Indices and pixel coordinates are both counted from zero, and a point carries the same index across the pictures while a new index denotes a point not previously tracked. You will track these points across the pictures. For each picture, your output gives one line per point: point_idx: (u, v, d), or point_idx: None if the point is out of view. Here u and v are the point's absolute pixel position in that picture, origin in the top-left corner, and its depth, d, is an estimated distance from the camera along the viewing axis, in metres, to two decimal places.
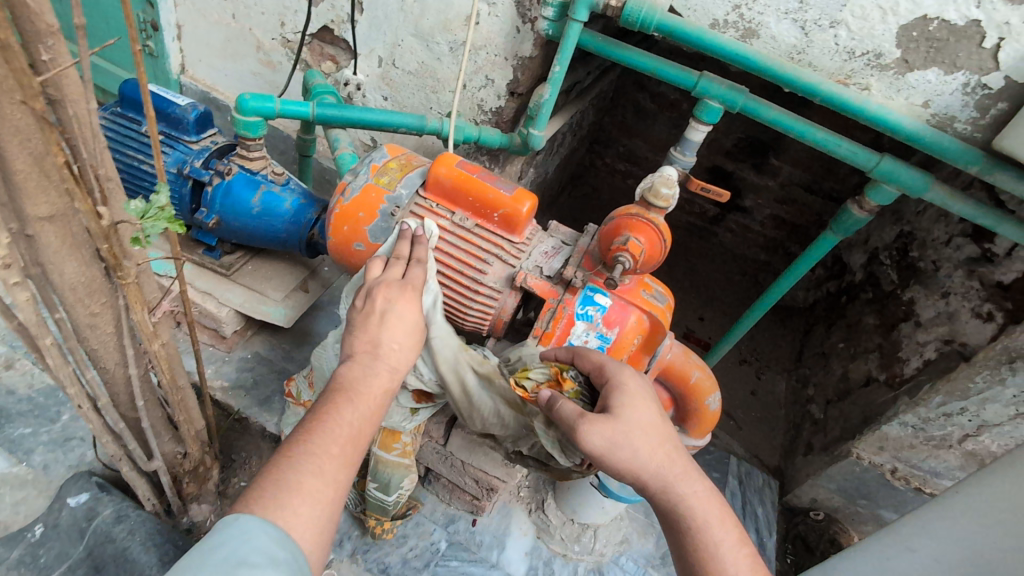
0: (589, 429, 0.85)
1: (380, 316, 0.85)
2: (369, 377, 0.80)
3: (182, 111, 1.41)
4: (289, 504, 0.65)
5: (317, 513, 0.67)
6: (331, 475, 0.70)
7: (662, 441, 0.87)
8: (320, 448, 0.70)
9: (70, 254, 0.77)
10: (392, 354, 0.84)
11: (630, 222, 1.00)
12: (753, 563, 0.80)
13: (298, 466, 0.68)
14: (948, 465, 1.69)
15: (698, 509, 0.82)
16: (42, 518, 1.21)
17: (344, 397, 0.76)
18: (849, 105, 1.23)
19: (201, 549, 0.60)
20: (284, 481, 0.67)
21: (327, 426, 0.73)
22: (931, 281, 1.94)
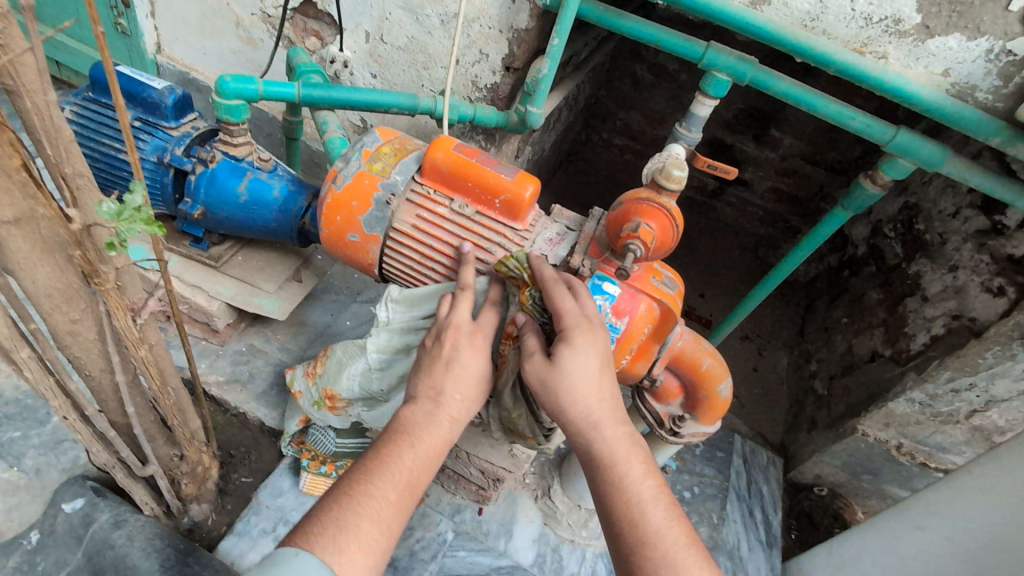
0: (529, 368, 0.90)
1: (445, 363, 0.92)
2: (430, 424, 0.86)
3: (159, 95, 1.33)
4: (345, 549, 0.69)
5: (370, 558, 0.71)
6: (387, 522, 0.74)
7: (596, 392, 0.88)
8: (380, 492, 0.76)
9: (41, 259, 0.72)
10: (454, 402, 0.90)
11: (640, 207, 0.94)
12: (662, 494, 0.84)
13: (359, 507, 0.73)
14: (954, 440, 1.67)
15: (606, 449, 0.85)
16: (37, 525, 1.18)
17: (407, 442, 0.83)
18: (865, 75, 1.17)
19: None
20: (342, 522, 0.71)
21: (389, 471, 0.78)
22: (937, 254, 1.90)
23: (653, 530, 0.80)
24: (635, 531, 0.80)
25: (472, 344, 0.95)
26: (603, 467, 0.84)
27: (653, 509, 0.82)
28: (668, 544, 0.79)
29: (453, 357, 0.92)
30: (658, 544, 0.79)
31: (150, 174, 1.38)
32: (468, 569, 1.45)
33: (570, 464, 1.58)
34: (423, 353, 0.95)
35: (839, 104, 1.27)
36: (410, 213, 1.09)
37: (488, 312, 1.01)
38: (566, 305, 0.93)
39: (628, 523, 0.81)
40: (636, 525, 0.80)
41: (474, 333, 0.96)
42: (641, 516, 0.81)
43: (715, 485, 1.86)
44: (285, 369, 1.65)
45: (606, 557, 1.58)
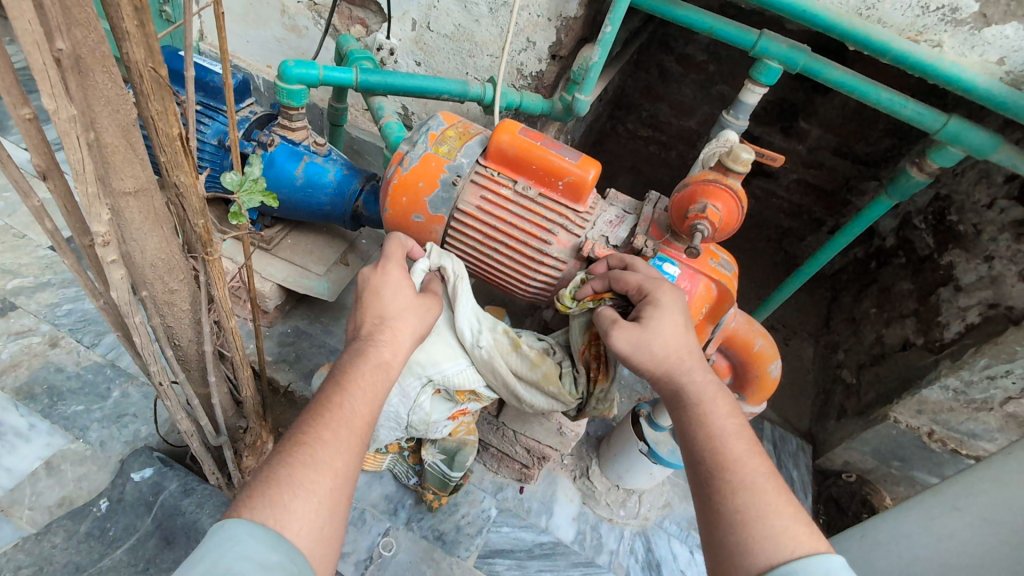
0: (618, 334, 0.93)
1: (366, 303, 0.92)
2: (361, 361, 0.85)
3: (222, 79, 1.35)
4: (283, 500, 0.67)
5: (313, 507, 0.68)
6: (325, 464, 0.71)
7: (682, 345, 0.93)
8: (309, 438, 0.73)
9: (153, 230, 0.76)
10: (380, 335, 0.89)
11: (707, 188, 0.97)
12: (742, 430, 0.86)
13: (289, 460, 0.70)
14: (987, 427, 1.70)
15: (696, 391, 0.89)
16: (108, 492, 1.23)
17: (331, 383, 0.81)
18: (920, 63, 1.18)
19: (193, 564, 0.60)
20: (277, 477, 0.68)
21: (318, 415, 0.76)
22: (972, 245, 1.92)
23: (732, 457, 0.81)
24: (717, 461, 0.81)
25: (380, 272, 0.96)
26: (693, 404, 0.88)
27: (736, 441, 0.84)
28: (753, 469, 0.80)
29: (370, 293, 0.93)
30: (737, 468, 0.80)
31: (211, 156, 1.40)
32: (512, 544, 1.49)
33: (611, 445, 1.62)
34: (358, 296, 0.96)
35: (890, 92, 1.29)
36: (475, 194, 1.12)
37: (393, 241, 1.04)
38: (636, 278, 0.98)
39: (713, 453, 0.82)
40: (721, 457, 0.82)
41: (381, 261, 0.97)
42: (716, 446, 0.83)
43: None
44: (331, 350, 1.68)
45: (644, 536, 1.61)
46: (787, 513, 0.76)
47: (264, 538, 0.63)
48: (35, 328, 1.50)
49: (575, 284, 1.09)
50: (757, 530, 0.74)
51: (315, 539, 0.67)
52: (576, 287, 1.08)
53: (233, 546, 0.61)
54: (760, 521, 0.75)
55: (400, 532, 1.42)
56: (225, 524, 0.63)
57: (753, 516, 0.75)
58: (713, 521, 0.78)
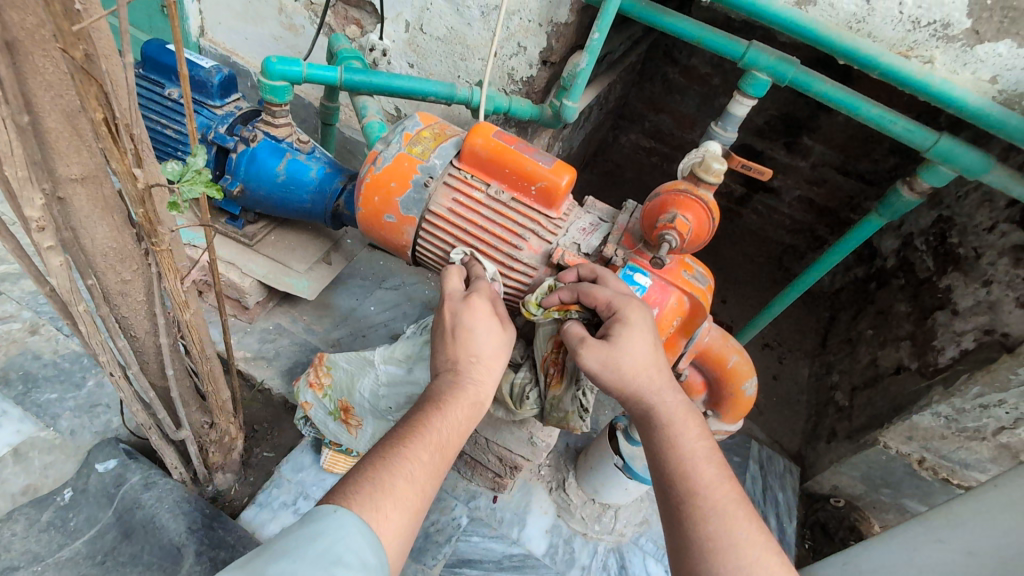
0: (586, 353, 0.92)
1: (453, 335, 0.93)
2: (457, 391, 0.86)
3: (205, 74, 1.36)
4: (382, 506, 0.66)
5: (406, 519, 0.68)
6: (421, 482, 0.71)
7: (649, 366, 0.90)
8: (412, 453, 0.73)
9: (101, 219, 0.75)
10: (473, 369, 0.90)
11: (678, 199, 0.95)
12: (711, 453, 0.84)
13: (393, 468, 0.70)
14: (979, 457, 1.64)
15: (666, 411, 0.88)
16: (71, 483, 1.22)
17: (433, 406, 0.82)
18: (909, 78, 1.16)
19: (292, 539, 0.59)
20: (377, 480, 0.68)
21: (419, 430, 0.77)
22: (971, 269, 1.87)
23: (703, 484, 0.80)
24: (687, 488, 0.80)
25: (471, 310, 0.94)
26: (661, 426, 0.87)
27: (706, 466, 0.82)
28: (724, 495, 0.79)
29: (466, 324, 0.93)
30: (708, 495, 0.79)
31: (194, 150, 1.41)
32: (480, 554, 1.46)
33: (587, 458, 1.58)
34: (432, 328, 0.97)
35: (880, 108, 1.27)
36: (447, 196, 1.11)
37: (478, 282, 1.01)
38: (604, 293, 0.96)
39: (683, 478, 0.81)
40: (691, 484, 0.80)
41: (471, 298, 0.95)
42: (687, 472, 0.81)
43: None
44: (311, 349, 1.67)
45: (618, 553, 1.57)
46: (758, 541, 0.76)
47: (368, 538, 0.62)
48: (16, 315, 1.50)
49: (543, 291, 1.05)
50: (729, 558, 0.74)
51: (397, 550, 0.66)
52: (544, 294, 1.05)
53: (341, 537, 0.60)
54: (732, 550, 0.74)
55: None
56: (331, 510, 0.62)
57: (722, 546, 0.75)
58: (681, 547, 0.77)
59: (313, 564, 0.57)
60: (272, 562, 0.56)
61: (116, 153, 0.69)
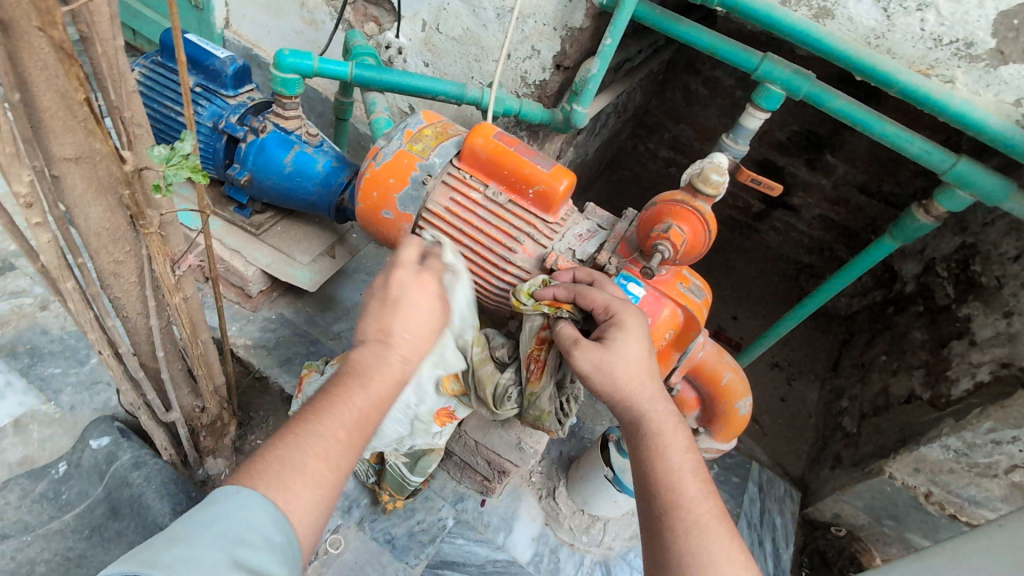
0: (582, 354, 0.90)
1: (389, 301, 0.81)
2: (381, 365, 0.78)
3: (220, 64, 1.41)
4: (292, 486, 0.65)
5: (317, 500, 0.67)
6: (335, 461, 0.69)
7: (646, 373, 0.89)
8: (326, 432, 0.70)
9: (96, 199, 0.76)
10: (405, 344, 0.80)
11: (674, 209, 0.95)
12: (697, 467, 0.82)
13: (305, 447, 0.68)
14: (989, 495, 1.57)
15: (656, 421, 0.85)
16: (66, 457, 1.25)
17: (356, 380, 0.75)
18: (928, 97, 1.12)
19: (196, 522, 0.60)
20: (287, 460, 0.66)
21: (335, 398, 0.73)
22: (992, 299, 1.80)
23: (685, 498, 0.77)
24: (669, 500, 0.77)
25: (421, 289, 0.83)
26: (648, 436, 0.84)
27: (692, 479, 0.79)
28: (705, 510, 0.77)
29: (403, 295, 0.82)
30: (691, 509, 0.76)
31: (205, 138, 1.44)
32: (464, 557, 1.45)
33: (578, 468, 1.56)
34: (368, 293, 0.84)
35: (897, 127, 1.23)
36: (444, 195, 1.12)
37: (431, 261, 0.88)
38: (603, 296, 0.95)
39: (667, 490, 0.78)
40: (674, 498, 0.77)
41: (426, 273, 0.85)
42: (671, 485, 0.78)
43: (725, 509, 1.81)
44: (310, 340, 1.68)
45: (604, 566, 1.55)
46: (738, 561, 0.73)
47: (272, 517, 0.63)
48: (28, 289, 1.54)
49: (536, 283, 1.05)
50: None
51: (311, 530, 0.67)
52: (538, 285, 1.05)
53: (240, 521, 0.61)
54: (711, 567, 0.72)
55: (351, 531, 1.40)
56: (235, 492, 0.63)
57: (704, 565, 0.72)
58: (662, 564, 0.74)
59: (214, 549, 0.58)
60: (166, 549, 0.57)
61: (100, 133, 0.71)
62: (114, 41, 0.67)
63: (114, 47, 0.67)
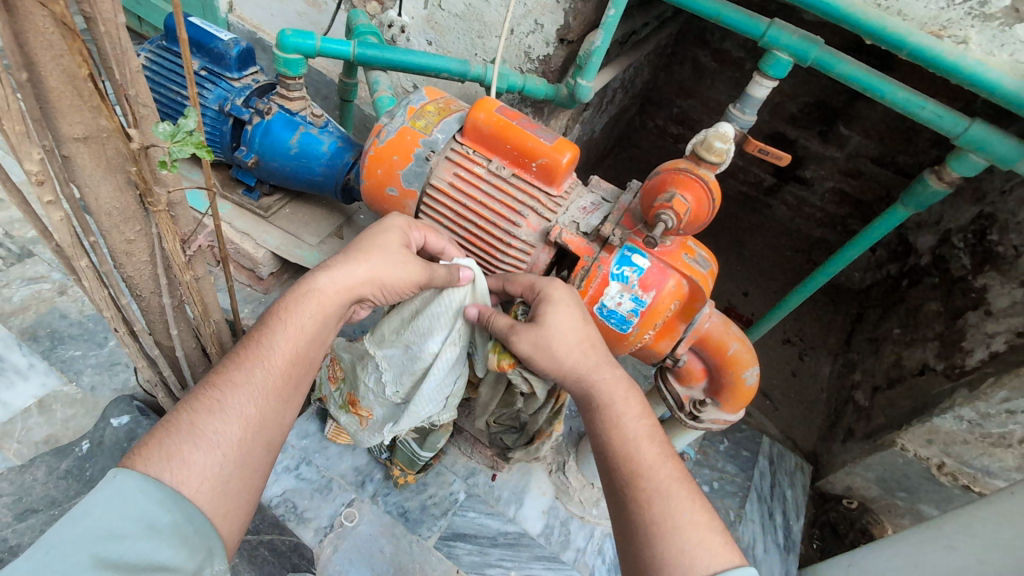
0: (517, 339, 0.94)
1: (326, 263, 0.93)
2: (279, 330, 0.85)
3: (224, 46, 1.41)
4: (183, 457, 0.72)
5: (214, 462, 0.73)
6: (232, 418, 0.76)
7: (582, 341, 0.93)
8: (213, 399, 0.77)
9: (105, 177, 0.78)
10: (310, 304, 0.88)
11: (678, 178, 0.94)
12: (653, 433, 0.85)
13: (197, 415, 0.75)
14: (1003, 464, 1.54)
15: (608, 389, 0.89)
16: (89, 435, 1.29)
17: (260, 338, 0.84)
18: (941, 59, 1.09)
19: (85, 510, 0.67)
20: (182, 430, 0.74)
21: (237, 363, 0.81)
22: (1009, 268, 1.76)
23: (644, 465, 0.80)
24: (630, 469, 0.80)
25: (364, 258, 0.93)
26: (602, 408, 0.88)
27: (649, 446, 0.83)
28: (664, 474, 0.79)
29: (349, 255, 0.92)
30: (651, 477, 0.79)
31: (212, 121, 1.46)
32: (475, 530, 1.48)
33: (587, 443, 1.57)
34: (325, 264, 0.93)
35: (909, 92, 1.20)
36: (448, 170, 1.12)
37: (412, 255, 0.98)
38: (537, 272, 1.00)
39: (625, 461, 0.81)
40: (633, 468, 0.80)
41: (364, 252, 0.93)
42: (628, 453, 0.82)
43: (735, 483, 1.81)
44: None
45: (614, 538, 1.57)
46: (703, 521, 0.75)
47: (155, 495, 0.68)
48: (47, 275, 1.58)
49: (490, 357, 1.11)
50: (675, 542, 0.72)
51: (217, 493, 0.73)
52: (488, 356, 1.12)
53: (119, 499, 0.66)
54: (676, 532, 0.73)
55: (364, 505, 1.43)
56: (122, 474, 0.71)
57: (667, 526, 0.74)
58: (627, 532, 0.76)
59: (83, 541, 0.64)
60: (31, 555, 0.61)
61: (105, 110, 0.71)
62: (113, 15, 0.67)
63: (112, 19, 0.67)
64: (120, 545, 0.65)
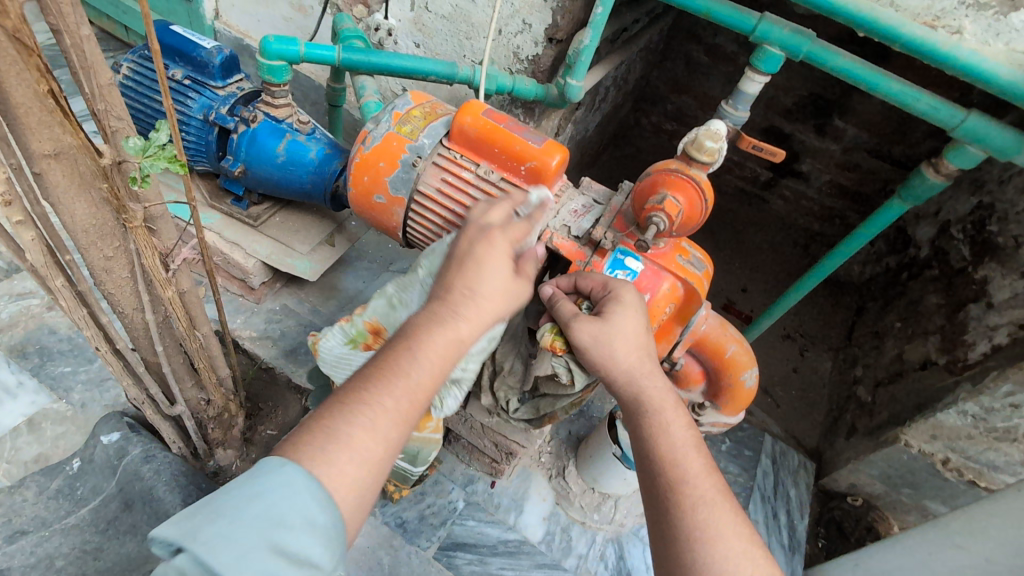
0: (579, 326, 0.91)
1: (458, 260, 0.80)
2: (439, 325, 0.75)
3: (207, 55, 1.39)
4: (336, 462, 0.64)
5: (364, 474, 0.65)
6: (383, 432, 0.67)
7: (638, 349, 0.91)
8: (375, 401, 0.68)
9: (78, 195, 0.75)
10: (469, 302, 0.78)
11: (668, 178, 0.92)
12: (698, 443, 0.87)
13: (353, 417, 0.66)
14: (1009, 459, 1.51)
15: (657, 398, 0.88)
16: (80, 453, 1.27)
17: (416, 341, 0.73)
18: (935, 50, 1.07)
19: (243, 491, 0.60)
20: (335, 433, 0.65)
21: (393, 361, 0.71)
22: (1009, 259, 1.73)
23: (690, 474, 0.82)
24: (674, 477, 0.81)
25: (492, 245, 0.81)
26: (649, 413, 0.87)
27: (694, 457, 0.84)
28: (710, 485, 0.81)
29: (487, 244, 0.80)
30: (697, 486, 0.80)
31: (196, 131, 1.44)
32: (475, 539, 1.46)
33: (586, 448, 1.56)
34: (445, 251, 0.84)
35: (903, 84, 1.18)
36: (435, 176, 1.10)
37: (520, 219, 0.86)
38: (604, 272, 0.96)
39: (672, 468, 0.82)
40: (678, 474, 0.81)
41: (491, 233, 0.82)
42: (676, 461, 0.83)
43: (738, 483, 1.79)
44: (315, 330, 1.67)
45: (616, 543, 1.55)
46: (743, 533, 0.78)
47: (316, 495, 0.61)
48: (34, 290, 1.56)
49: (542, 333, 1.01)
50: (716, 550, 0.76)
51: (358, 501, 0.66)
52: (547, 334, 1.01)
53: (286, 496, 0.60)
54: (720, 542, 0.76)
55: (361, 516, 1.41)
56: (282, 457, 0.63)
57: (710, 536, 0.77)
58: (668, 538, 0.78)
59: (252, 533, 0.58)
60: (207, 524, 0.57)
61: (72, 126, 0.69)
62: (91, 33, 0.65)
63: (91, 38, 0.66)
64: (285, 540, 0.59)
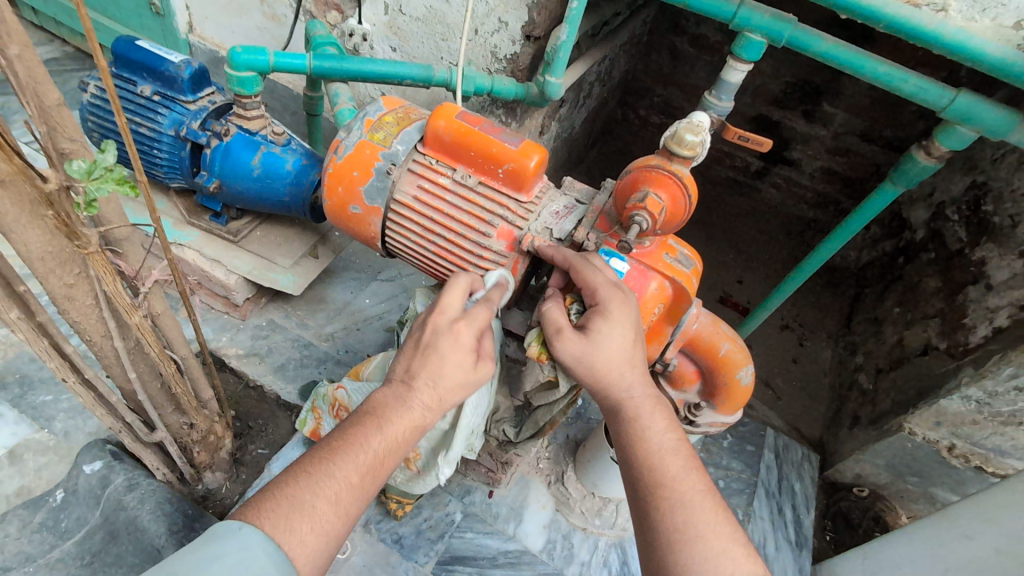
0: (562, 345, 0.88)
1: (425, 348, 0.87)
2: (406, 405, 0.82)
3: (175, 69, 1.35)
4: (295, 530, 0.67)
5: (317, 549, 0.68)
6: (343, 506, 0.71)
7: (625, 364, 0.88)
8: (340, 473, 0.72)
9: (31, 223, 0.71)
10: (432, 386, 0.85)
11: (649, 175, 0.89)
12: (678, 445, 0.85)
13: (316, 488, 0.70)
14: (1016, 444, 1.49)
15: (632, 406, 0.87)
16: (62, 484, 1.22)
17: (375, 422, 0.79)
18: (920, 29, 1.03)
19: (193, 559, 0.62)
20: (296, 500, 0.68)
21: (353, 438, 0.76)
22: (1006, 239, 1.70)
23: (668, 477, 0.80)
24: (655, 480, 0.80)
25: (454, 338, 0.87)
26: (626, 421, 0.86)
27: (673, 458, 0.82)
28: (688, 487, 0.79)
29: (442, 335, 0.87)
30: (675, 488, 0.79)
31: (169, 148, 1.41)
32: (474, 551, 1.42)
33: (584, 453, 1.52)
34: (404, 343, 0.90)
35: (890, 65, 1.14)
36: (411, 183, 1.06)
37: (479, 306, 0.92)
38: (598, 279, 0.90)
39: (649, 472, 0.81)
40: (657, 477, 0.80)
41: (456, 325, 0.88)
42: (652, 465, 0.81)
43: (742, 480, 1.75)
44: (304, 344, 1.64)
45: (619, 548, 1.52)
46: (724, 533, 0.76)
47: (268, 560, 0.63)
48: None
49: (528, 339, 0.98)
50: (698, 551, 0.74)
51: (309, 571, 0.67)
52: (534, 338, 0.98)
53: (239, 562, 0.61)
54: (699, 543, 0.74)
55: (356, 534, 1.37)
56: (237, 528, 0.63)
57: (690, 540, 0.75)
58: (650, 542, 0.77)
59: None
60: None
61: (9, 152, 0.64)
62: (30, 52, 0.62)
63: (30, 56, 0.62)
64: None
